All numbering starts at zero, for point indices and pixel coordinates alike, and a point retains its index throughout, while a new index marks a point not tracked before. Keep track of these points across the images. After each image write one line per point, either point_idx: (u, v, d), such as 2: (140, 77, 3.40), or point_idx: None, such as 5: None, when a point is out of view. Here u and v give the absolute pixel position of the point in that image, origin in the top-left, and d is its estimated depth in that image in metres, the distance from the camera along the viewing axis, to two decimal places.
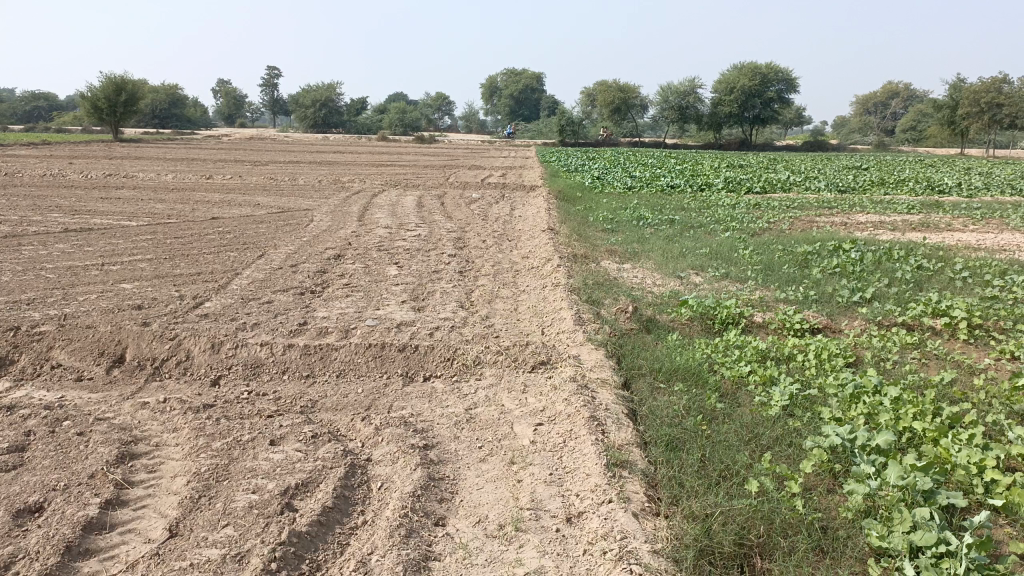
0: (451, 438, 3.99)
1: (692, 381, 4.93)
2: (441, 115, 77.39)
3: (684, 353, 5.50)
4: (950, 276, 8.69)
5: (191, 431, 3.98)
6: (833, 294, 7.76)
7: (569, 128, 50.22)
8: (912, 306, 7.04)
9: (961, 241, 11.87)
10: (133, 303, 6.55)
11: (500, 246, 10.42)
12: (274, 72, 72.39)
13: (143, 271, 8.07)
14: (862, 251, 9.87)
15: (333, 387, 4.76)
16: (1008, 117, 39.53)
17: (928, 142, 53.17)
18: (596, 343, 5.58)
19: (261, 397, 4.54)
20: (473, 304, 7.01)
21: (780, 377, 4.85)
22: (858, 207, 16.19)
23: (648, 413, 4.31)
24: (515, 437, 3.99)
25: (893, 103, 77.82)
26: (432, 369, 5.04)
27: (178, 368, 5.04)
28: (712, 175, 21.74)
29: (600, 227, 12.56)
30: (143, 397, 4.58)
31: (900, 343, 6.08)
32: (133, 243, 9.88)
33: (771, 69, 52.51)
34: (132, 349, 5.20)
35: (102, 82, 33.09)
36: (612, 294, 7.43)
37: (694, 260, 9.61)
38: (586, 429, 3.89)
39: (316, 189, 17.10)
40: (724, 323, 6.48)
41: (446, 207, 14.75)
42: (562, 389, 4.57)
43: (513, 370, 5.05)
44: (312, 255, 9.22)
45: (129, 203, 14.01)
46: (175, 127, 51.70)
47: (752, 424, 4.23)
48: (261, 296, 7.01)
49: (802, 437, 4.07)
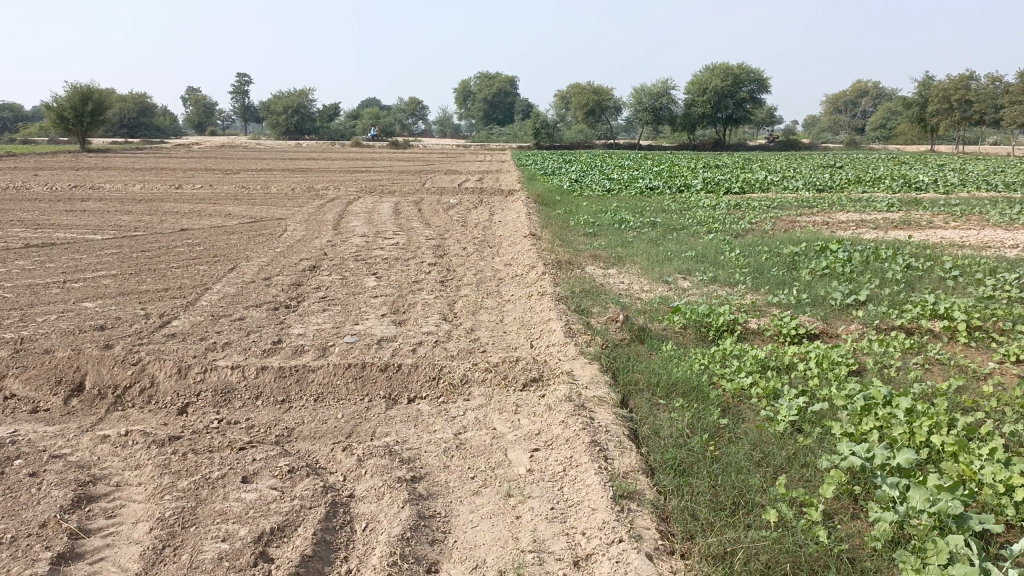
0: (440, 468, 3.69)
1: (693, 396, 4.65)
2: (414, 121, 77.03)
3: (681, 365, 5.23)
4: (940, 275, 8.54)
5: (155, 469, 3.63)
6: (826, 296, 7.55)
7: (544, 131, 50.19)
8: (909, 308, 6.83)
9: (945, 238, 11.78)
10: (95, 324, 6.17)
11: (480, 253, 10.13)
12: (244, 79, 71.63)
13: (108, 289, 7.66)
14: (850, 251, 9.69)
15: (311, 413, 4.43)
16: (978, 114, 39.91)
17: (899, 139, 53.68)
18: (589, 356, 5.29)
19: (233, 426, 4.21)
20: (456, 316, 6.69)
21: (785, 390, 4.59)
22: (838, 206, 16.09)
23: (651, 435, 4.03)
24: (511, 465, 3.69)
25: (863, 102, 78.68)
26: (417, 390, 4.73)
27: (143, 396, 4.68)
28: (690, 176, 21.61)
29: (581, 232, 12.31)
30: (103, 430, 4.22)
31: (901, 348, 5.86)
32: (97, 258, 9.46)
33: (743, 69, 52.99)
34: (93, 376, 4.83)
35: (68, 92, 32.40)
36: (601, 303, 7.16)
37: (681, 264, 9.38)
38: (588, 457, 3.60)
39: (289, 197, 16.71)
40: (719, 331, 6.20)
41: (423, 213, 14.45)
42: (557, 409, 4.28)
43: (503, 390, 4.75)
44: (287, 267, 8.85)
45: (94, 216, 13.52)
46: (145, 135, 50.80)
47: (761, 442, 3.97)
48: (233, 313, 6.65)
49: (816, 456, 3.82)
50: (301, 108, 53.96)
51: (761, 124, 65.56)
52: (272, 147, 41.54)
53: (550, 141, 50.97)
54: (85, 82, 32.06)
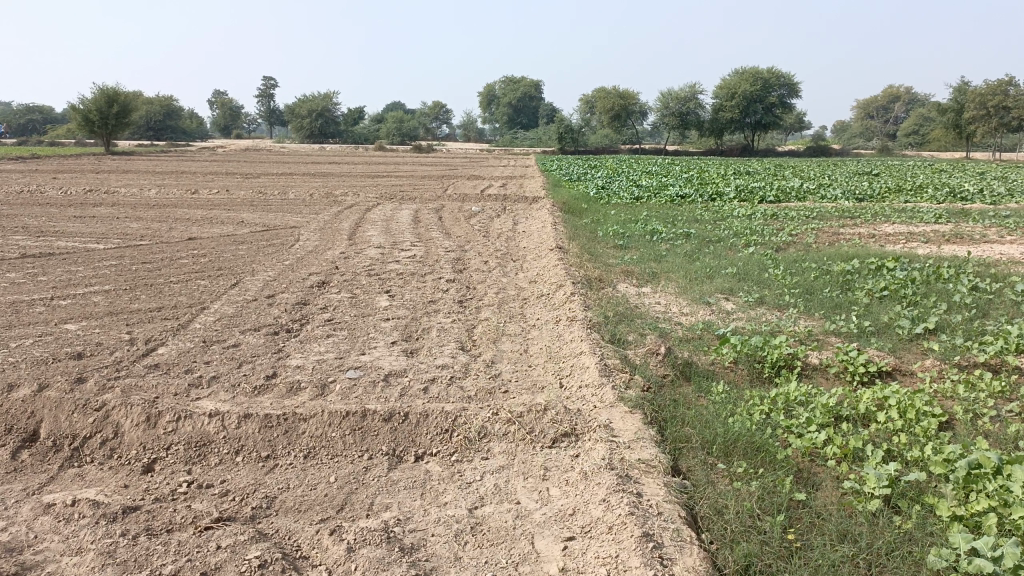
0: (450, 563, 2.94)
1: (758, 458, 3.84)
2: (439, 125, 76.96)
3: (737, 415, 4.43)
4: (1013, 298, 7.63)
5: (97, 558, 2.92)
6: (890, 324, 6.68)
7: (569, 135, 49.64)
8: (991, 341, 5.95)
9: (1002, 254, 10.87)
10: (72, 351, 5.49)
11: (504, 268, 9.40)
12: (270, 82, 71.83)
13: (96, 307, 7.01)
14: (908, 270, 8.79)
15: (298, 474, 3.70)
16: (1015, 120, 38.43)
17: (933, 146, 52.28)
18: (630, 404, 4.49)
19: (205, 493, 3.51)
20: (475, 345, 5.94)
21: (870, 453, 3.77)
22: (882, 217, 15.13)
23: (713, 517, 3.26)
24: (539, 562, 2.94)
25: (894, 109, 76.84)
26: (426, 445, 4.00)
27: (104, 450, 3.99)
28: (722, 183, 20.71)
29: (610, 244, 11.52)
30: (50, 494, 3.53)
31: (990, 392, 5.00)
32: (93, 271, 8.85)
33: (772, 73, 52.07)
34: (50, 424, 4.16)
35: (94, 94, 32.05)
36: (637, 329, 6.38)
37: (722, 282, 8.56)
38: (639, 560, 2.83)
39: (305, 203, 16.11)
40: (776, 368, 5.37)
41: (444, 222, 13.78)
42: (595, 481, 3.51)
43: (529, 447, 3.99)
44: (293, 283, 8.17)
45: (102, 223, 12.99)
46: (170, 138, 51.01)
47: (851, 530, 3.19)
48: (227, 339, 5.94)
49: (928, 555, 3.01)
50: (325, 111, 53.65)
51: (788, 130, 63.98)
52: (295, 150, 41.21)
53: (574, 145, 50.33)
54: (111, 84, 31.78)
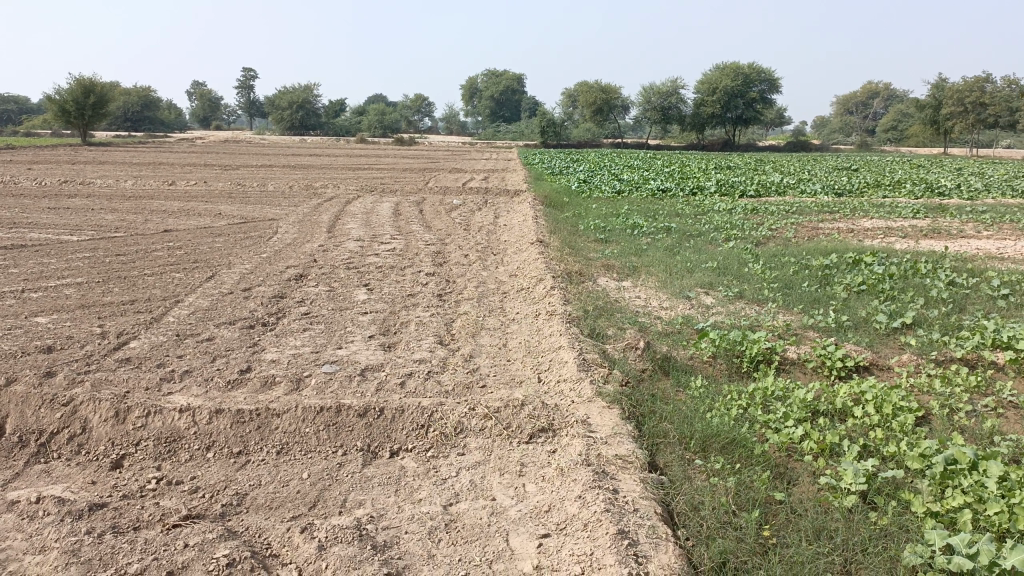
0: (423, 561, 2.90)
1: (735, 453, 3.83)
2: (421, 118, 76.62)
3: (715, 410, 4.41)
4: (989, 294, 7.67)
5: (60, 557, 2.84)
6: (868, 319, 6.70)
7: (551, 129, 49.66)
8: (967, 336, 5.98)
9: (979, 249, 10.95)
10: (41, 345, 5.38)
11: (483, 261, 9.34)
12: (250, 73, 71.14)
13: (67, 300, 6.88)
14: (886, 265, 8.83)
15: (270, 471, 3.64)
16: (992, 117, 38.81)
17: (911, 142, 52.73)
18: (608, 399, 4.46)
19: (174, 490, 3.44)
20: (453, 340, 5.88)
21: (847, 448, 3.77)
22: (861, 212, 15.21)
23: (689, 513, 3.24)
24: (513, 559, 2.91)
25: (874, 105, 77.42)
26: (401, 441, 3.95)
27: (71, 446, 3.90)
28: (703, 177, 20.75)
29: (591, 238, 11.49)
30: (14, 491, 3.45)
31: (966, 387, 5.02)
32: (65, 263, 8.69)
33: (754, 69, 52.26)
34: (16, 419, 4.07)
35: (70, 84, 31.56)
36: (616, 324, 6.35)
37: (702, 276, 8.56)
38: (614, 558, 2.80)
39: (285, 195, 15.96)
40: (755, 363, 5.35)
41: (424, 215, 13.70)
42: (571, 477, 3.48)
43: (505, 442, 3.95)
44: (270, 276, 8.07)
45: (77, 214, 12.79)
46: (148, 130, 50.39)
47: (827, 526, 3.18)
48: (201, 333, 5.85)
49: (903, 551, 3.00)
50: (306, 103, 53.21)
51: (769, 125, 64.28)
52: (276, 142, 40.84)
53: (557, 139, 50.29)
54: (88, 75, 31.30)
